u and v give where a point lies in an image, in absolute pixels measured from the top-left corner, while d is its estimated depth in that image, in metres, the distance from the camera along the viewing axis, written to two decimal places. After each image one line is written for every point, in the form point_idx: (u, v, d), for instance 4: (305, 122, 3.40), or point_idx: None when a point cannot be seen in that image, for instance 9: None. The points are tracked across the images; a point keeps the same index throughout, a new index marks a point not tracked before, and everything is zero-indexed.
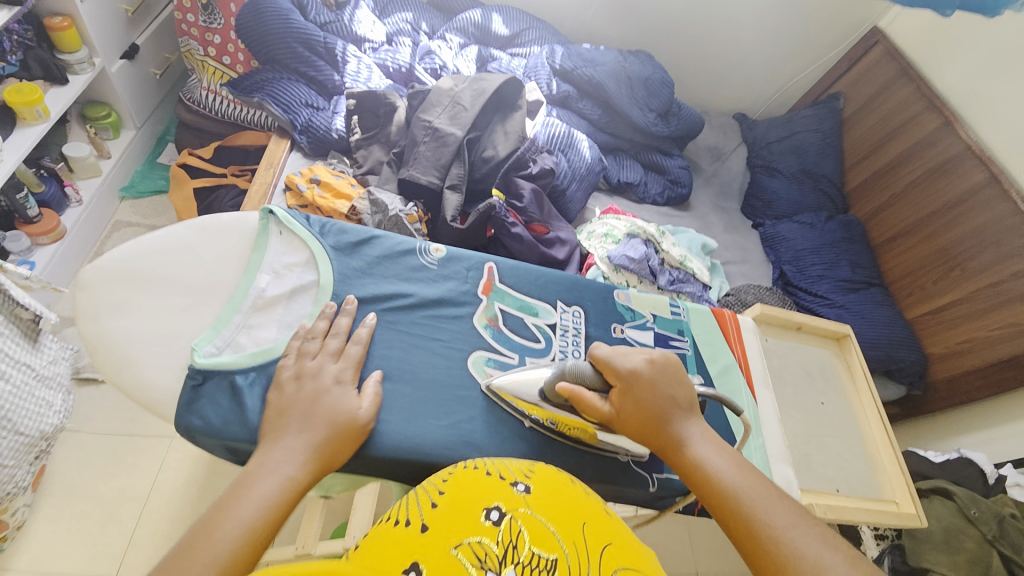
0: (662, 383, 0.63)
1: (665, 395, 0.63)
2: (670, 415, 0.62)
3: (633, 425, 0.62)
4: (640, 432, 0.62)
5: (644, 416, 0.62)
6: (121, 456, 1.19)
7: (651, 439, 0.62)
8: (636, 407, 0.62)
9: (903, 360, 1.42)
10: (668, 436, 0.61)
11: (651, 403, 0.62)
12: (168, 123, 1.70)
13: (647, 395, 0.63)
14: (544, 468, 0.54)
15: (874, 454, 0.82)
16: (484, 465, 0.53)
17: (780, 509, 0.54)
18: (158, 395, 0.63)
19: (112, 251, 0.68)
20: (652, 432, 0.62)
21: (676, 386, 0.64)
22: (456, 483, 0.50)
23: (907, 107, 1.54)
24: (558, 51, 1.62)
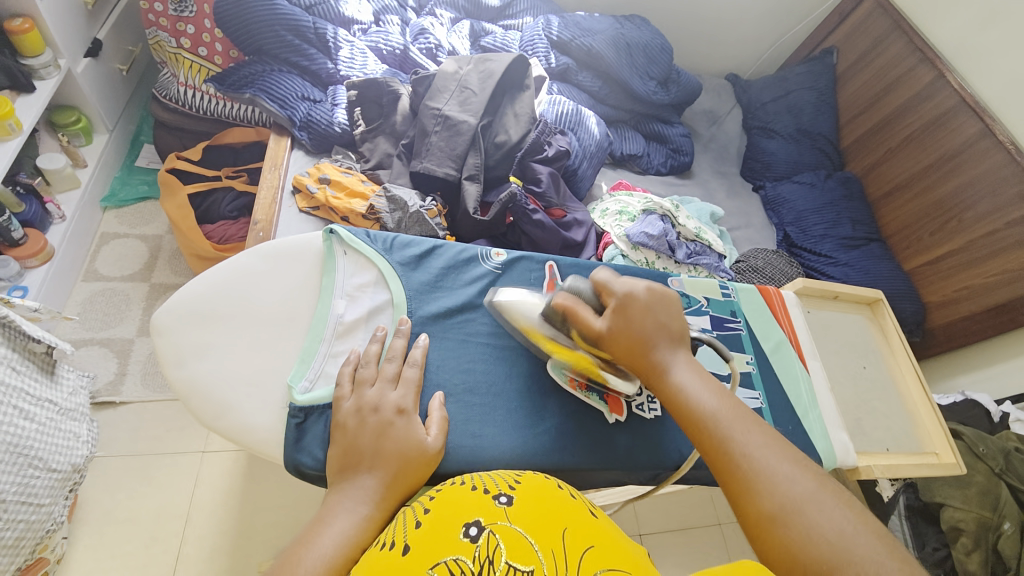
0: (658, 310, 0.60)
1: (655, 321, 0.60)
2: (662, 340, 0.59)
3: (620, 347, 0.60)
4: (626, 355, 0.60)
5: (629, 339, 0.59)
6: (154, 477, 1.17)
7: (637, 360, 0.59)
8: (627, 331, 0.60)
9: (904, 312, 1.43)
10: (656, 354, 0.59)
11: (643, 328, 0.60)
12: (140, 122, 1.58)
13: (637, 319, 0.60)
14: (532, 474, 0.56)
15: (914, 411, 0.93)
16: (473, 479, 0.54)
17: (754, 434, 0.52)
18: (263, 436, 0.62)
19: (184, 293, 0.67)
20: (639, 353, 0.59)
21: (669, 314, 0.61)
22: (442, 500, 0.50)
23: (900, 62, 1.51)
24: (554, 20, 1.52)
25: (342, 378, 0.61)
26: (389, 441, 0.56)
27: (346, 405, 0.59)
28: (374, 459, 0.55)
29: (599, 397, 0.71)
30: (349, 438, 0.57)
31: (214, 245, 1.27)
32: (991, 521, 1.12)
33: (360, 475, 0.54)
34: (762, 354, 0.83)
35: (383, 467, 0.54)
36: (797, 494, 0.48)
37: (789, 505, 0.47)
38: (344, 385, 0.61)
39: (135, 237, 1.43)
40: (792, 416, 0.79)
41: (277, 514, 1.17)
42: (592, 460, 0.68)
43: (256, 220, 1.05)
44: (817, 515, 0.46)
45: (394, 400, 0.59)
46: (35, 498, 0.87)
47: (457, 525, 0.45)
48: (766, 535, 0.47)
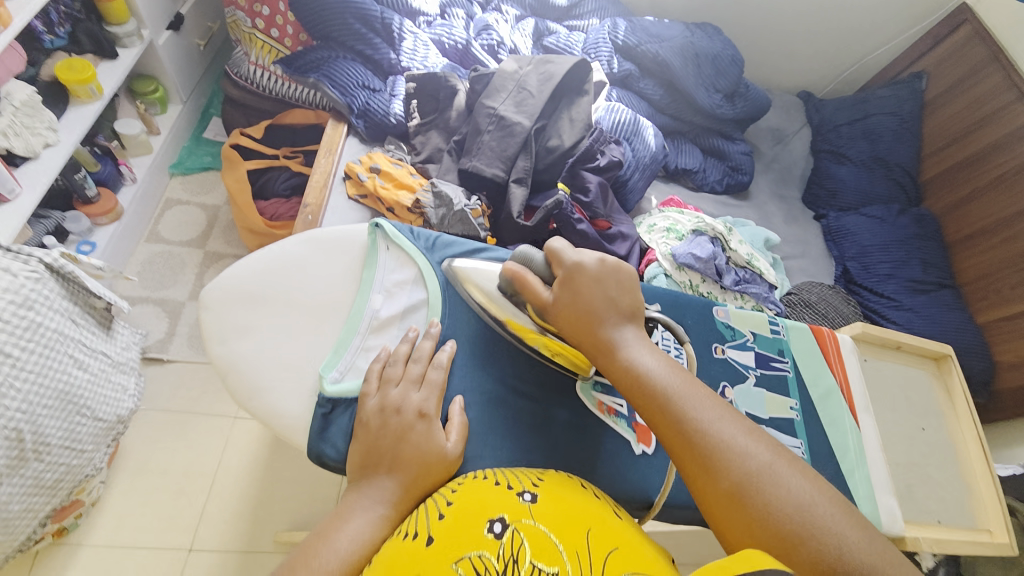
0: (607, 283, 0.59)
1: (603, 296, 0.58)
2: (612, 314, 0.58)
3: (570, 320, 0.58)
4: (573, 329, 0.58)
5: (578, 314, 0.57)
6: (188, 434, 1.23)
7: (584, 335, 0.57)
8: (574, 304, 0.58)
9: (969, 369, 1.30)
10: (606, 333, 0.56)
11: (591, 303, 0.58)
12: (211, 96, 1.65)
13: (585, 295, 0.58)
14: (553, 474, 0.54)
15: (972, 483, 0.84)
16: (496, 474, 0.52)
17: (707, 405, 0.51)
18: (291, 422, 0.63)
19: (233, 271, 0.70)
20: (587, 329, 0.57)
21: (618, 287, 0.59)
22: (464, 493, 0.49)
23: (997, 95, 1.37)
24: (621, 24, 1.47)
25: (371, 375, 0.62)
26: (409, 445, 0.55)
27: (371, 402, 0.59)
28: (394, 462, 0.54)
29: (627, 425, 0.69)
30: (373, 437, 0.57)
31: (266, 221, 1.32)
32: None
33: (378, 475, 0.54)
34: (808, 401, 0.77)
35: (402, 471, 0.54)
36: (759, 459, 0.47)
37: (752, 472, 0.46)
38: (372, 382, 0.61)
39: (196, 205, 1.51)
40: (834, 471, 0.73)
41: (294, 488, 1.21)
42: (615, 492, 0.65)
43: (307, 202, 1.08)
44: (779, 483, 0.46)
45: (416, 403, 0.59)
46: (79, 444, 0.93)
47: (480, 521, 0.44)
48: (723, 509, 0.46)
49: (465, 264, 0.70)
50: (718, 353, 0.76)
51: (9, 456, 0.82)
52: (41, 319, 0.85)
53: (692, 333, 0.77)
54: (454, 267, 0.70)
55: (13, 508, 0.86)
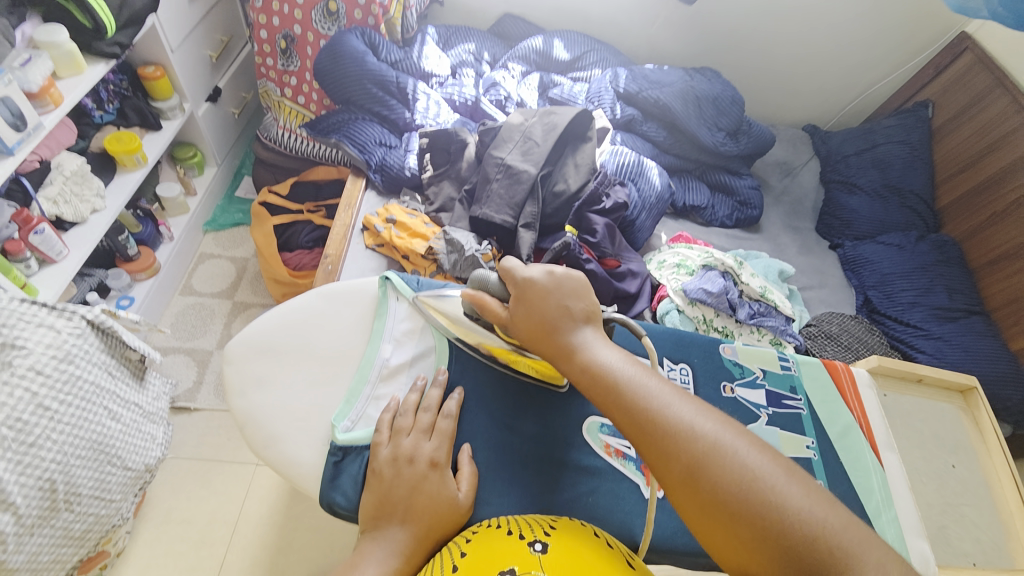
0: (557, 293, 0.61)
1: (557, 304, 0.60)
2: (564, 316, 0.60)
3: (527, 328, 0.61)
4: (531, 336, 0.61)
5: (534, 322, 0.60)
6: (211, 480, 1.26)
7: (540, 340, 0.60)
8: (527, 314, 0.61)
9: (1009, 400, 1.23)
10: (562, 336, 0.59)
11: (545, 310, 0.61)
12: (243, 157, 1.79)
13: (539, 302, 0.61)
14: (567, 523, 0.54)
15: (1008, 521, 0.80)
16: (510, 523, 0.52)
17: (661, 392, 0.51)
18: (304, 471, 0.65)
19: (254, 325, 0.74)
20: (543, 335, 0.60)
21: (567, 294, 0.61)
22: (479, 544, 0.49)
23: (1005, 121, 1.37)
24: (622, 73, 1.55)
25: (382, 424, 0.63)
26: (422, 494, 0.57)
27: (383, 451, 0.61)
28: (408, 512, 0.56)
29: (635, 467, 0.68)
30: (385, 487, 0.58)
31: (290, 271, 1.39)
32: None
33: (391, 526, 0.55)
34: (826, 439, 0.75)
35: (416, 521, 0.55)
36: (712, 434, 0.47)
37: (705, 449, 0.46)
38: (383, 431, 0.63)
39: (226, 258, 1.60)
40: (861, 514, 0.70)
41: (314, 535, 1.20)
42: (628, 538, 0.64)
43: (328, 253, 1.15)
44: (732, 457, 0.46)
45: (428, 452, 0.60)
46: (108, 494, 0.96)
47: (492, 573, 0.43)
48: (682, 490, 0.46)
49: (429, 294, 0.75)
50: (726, 391, 0.75)
51: (42, 507, 0.85)
52: (80, 372, 0.91)
53: (700, 371, 0.77)
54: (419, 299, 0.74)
55: (43, 560, 0.88)
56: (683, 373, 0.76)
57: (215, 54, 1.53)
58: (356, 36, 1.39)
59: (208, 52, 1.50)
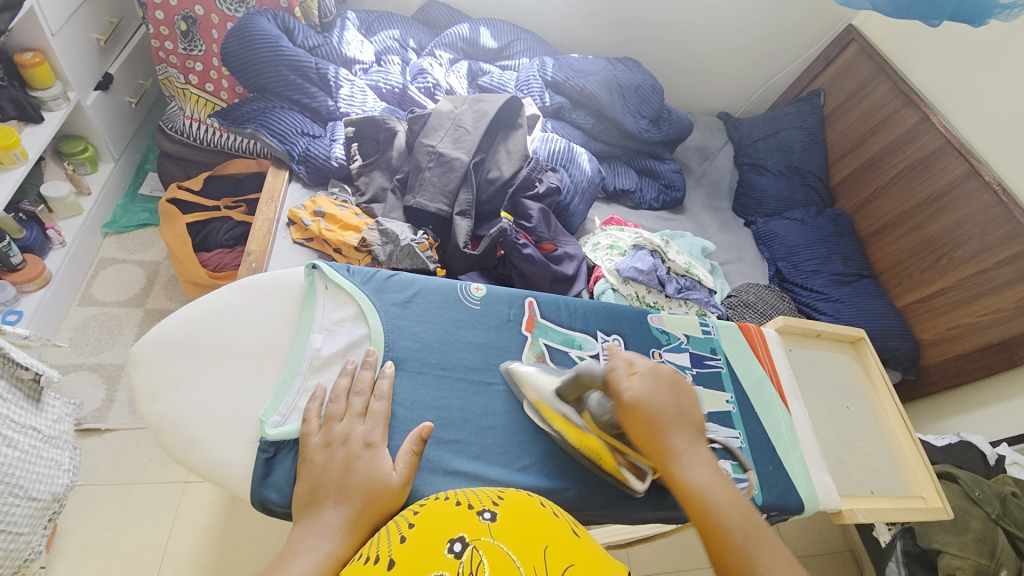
0: (678, 387, 0.62)
1: (675, 401, 0.60)
2: (682, 428, 0.59)
3: (636, 425, 0.59)
4: (641, 433, 0.59)
5: (647, 416, 0.59)
6: (132, 505, 1.15)
7: (652, 442, 0.58)
8: (645, 403, 0.59)
9: (897, 349, 1.40)
10: (676, 444, 0.58)
11: (663, 407, 0.59)
12: (146, 151, 1.62)
13: (656, 398, 0.60)
14: (515, 493, 0.56)
15: (900, 453, 0.90)
16: (458, 494, 0.53)
17: (769, 546, 0.52)
18: (231, 472, 0.61)
19: (162, 325, 0.68)
20: (657, 438, 0.58)
21: (691, 398, 0.61)
22: (427, 515, 0.49)
23: (885, 104, 1.55)
24: (549, 62, 1.58)
25: (310, 414, 0.62)
26: (356, 475, 0.56)
27: (314, 440, 0.59)
28: (342, 492, 0.55)
29: None
30: (317, 473, 0.56)
31: (209, 273, 1.29)
32: (989, 569, 1.04)
33: (325, 509, 0.53)
34: (743, 393, 0.83)
35: (349, 502, 0.54)
36: None
37: None
38: (312, 421, 0.61)
39: (133, 263, 1.46)
40: (772, 456, 0.78)
41: (259, 550, 1.14)
42: (569, 502, 0.68)
43: (250, 250, 1.07)
44: None
45: (361, 434, 0.60)
46: (14, 528, 0.85)
47: (441, 542, 0.44)
48: None
49: (525, 370, 0.72)
50: (655, 357, 0.81)
51: None
52: None
53: (630, 340, 0.82)
54: (511, 370, 0.73)
55: None
56: (615, 344, 0.81)
57: (105, 37, 1.37)
58: (267, 19, 1.30)
59: (94, 34, 1.34)
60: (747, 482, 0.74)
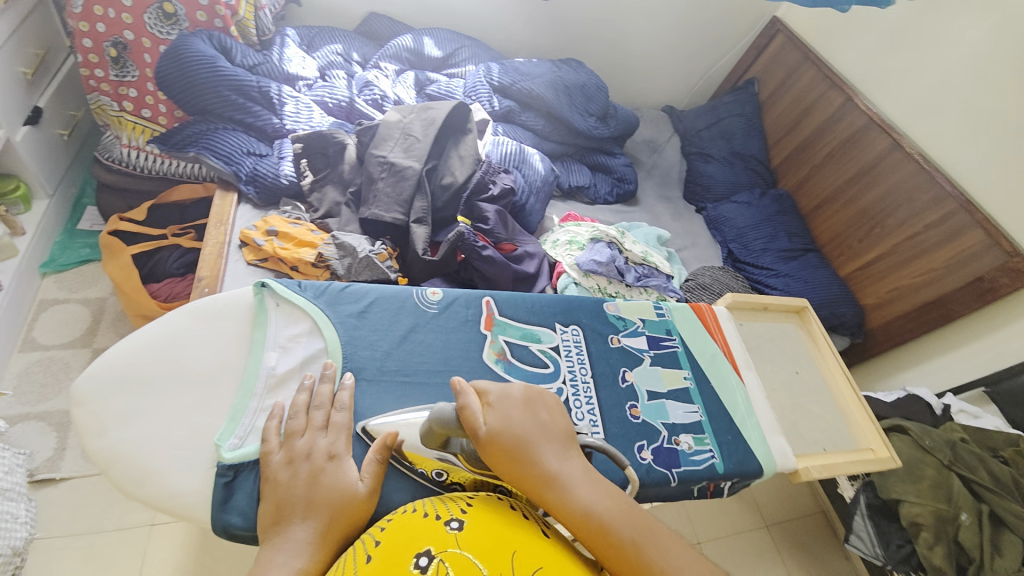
0: (536, 403, 0.59)
1: (533, 421, 0.57)
2: (551, 447, 0.56)
3: (500, 457, 0.55)
4: (506, 466, 0.54)
5: (507, 447, 0.54)
6: (97, 554, 1.09)
7: (522, 474, 0.54)
8: (505, 434, 0.55)
9: (844, 315, 1.49)
10: (547, 467, 0.54)
11: (524, 430, 0.56)
12: (83, 184, 1.56)
13: (515, 424, 0.56)
14: (483, 496, 0.56)
15: (848, 411, 0.96)
16: (424, 505, 0.53)
17: (668, 547, 0.49)
18: (190, 500, 0.60)
19: (104, 357, 0.66)
20: (522, 464, 0.54)
21: (548, 411, 0.59)
22: (394, 530, 0.50)
23: (813, 88, 1.65)
24: (495, 67, 1.60)
25: (269, 432, 0.61)
26: (323, 488, 0.56)
27: (276, 458, 0.59)
28: (310, 506, 0.54)
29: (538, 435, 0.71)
30: (281, 492, 0.56)
31: (160, 304, 1.23)
32: (947, 513, 1.09)
33: (293, 525, 0.53)
34: (699, 369, 0.87)
35: (318, 515, 0.53)
36: None
37: None
38: (272, 440, 0.61)
39: (77, 301, 1.39)
40: (730, 426, 0.83)
41: None
42: None
43: (200, 276, 1.04)
44: None
45: (325, 446, 0.60)
46: None
47: (408, 556, 0.45)
48: None
49: (380, 422, 0.65)
50: (613, 342, 0.85)
51: None
52: None
53: (589, 329, 0.86)
54: (367, 429, 0.65)
55: None
56: (575, 334, 0.84)
57: (32, 70, 1.30)
58: (202, 39, 1.27)
59: (20, 68, 1.27)
60: (707, 453, 0.79)
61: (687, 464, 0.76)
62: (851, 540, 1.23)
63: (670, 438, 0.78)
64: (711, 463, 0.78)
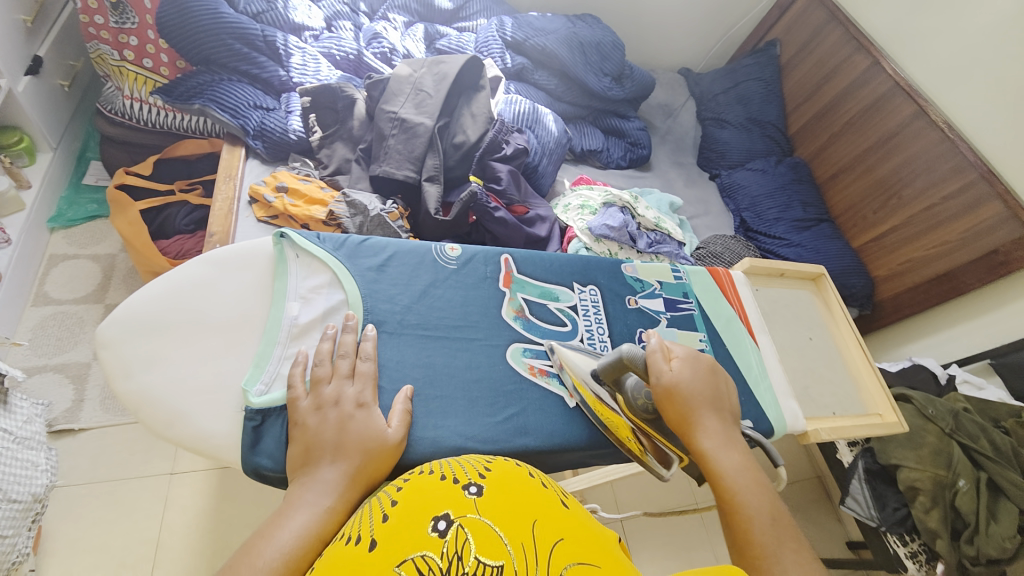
0: (715, 378, 0.65)
1: (711, 390, 0.64)
2: (718, 417, 0.61)
3: (672, 404, 0.62)
4: (675, 413, 0.62)
5: (681, 398, 0.62)
6: (120, 501, 1.13)
7: (686, 425, 0.61)
8: (683, 388, 0.62)
9: (854, 286, 1.49)
10: (707, 426, 0.60)
11: (699, 394, 0.62)
12: (85, 138, 1.52)
13: (694, 386, 0.63)
14: (502, 460, 0.53)
15: (859, 377, 0.97)
16: (441, 467, 0.50)
17: (796, 533, 0.50)
18: (219, 442, 0.61)
19: (127, 303, 0.66)
20: (692, 418, 0.61)
21: (725, 388, 0.65)
22: (411, 491, 0.46)
23: (838, 50, 1.58)
24: (507, 21, 1.53)
25: (295, 379, 0.62)
26: (351, 433, 0.57)
27: (304, 404, 0.60)
28: (337, 450, 0.55)
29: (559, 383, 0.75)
30: (310, 435, 0.57)
31: (171, 260, 1.23)
32: (946, 480, 1.11)
33: (322, 467, 0.54)
34: (715, 331, 0.88)
35: (346, 458, 0.55)
36: None
37: None
38: (298, 386, 0.61)
39: (86, 258, 1.38)
40: (744, 387, 0.83)
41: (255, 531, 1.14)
42: (557, 443, 0.71)
43: (212, 232, 1.03)
44: None
45: (353, 394, 0.61)
46: None
47: (424, 520, 0.41)
48: None
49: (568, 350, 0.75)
50: (631, 303, 0.85)
51: None
52: None
53: (606, 290, 0.85)
54: (555, 350, 0.76)
55: None
56: (593, 294, 0.84)
57: (31, 17, 1.25)
58: None
59: (20, 15, 1.22)
60: None
61: None
62: (846, 503, 1.23)
63: None
64: None
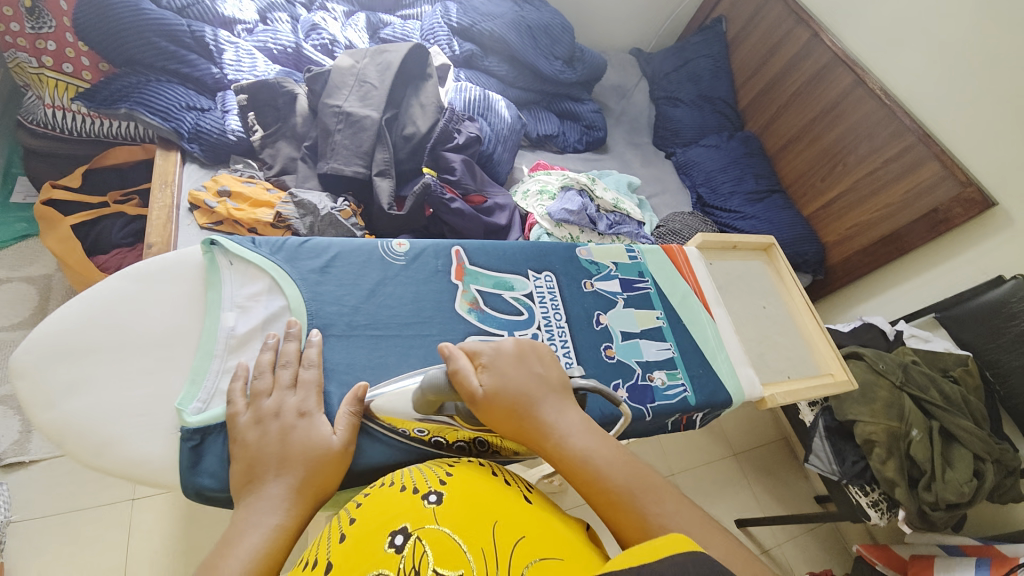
0: (529, 360, 0.58)
1: (531, 377, 0.56)
2: (552, 401, 0.55)
3: (500, 415, 0.53)
4: (505, 421, 0.53)
5: (507, 403, 0.53)
6: (79, 533, 1.07)
7: (523, 427, 0.53)
8: (505, 391, 0.54)
9: (806, 254, 1.55)
10: (546, 421, 0.53)
11: (519, 388, 0.55)
12: (9, 153, 1.41)
13: (513, 383, 0.55)
14: (467, 463, 0.52)
15: (811, 341, 1.00)
16: (404, 476, 0.49)
17: (661, 493, 0.48)
18: (157, 467, 0.58)
19: (44, 328, 0.62)
20: (525, 417, 0.53)
21: (543, 364, 0.58)
22: (371, 506, 0.45)
23: (780, 25, 1.62)
24: (452, 7, 1.49)
25: (235, 394, 0.59)
26: (295, 443, 0.55)
27: (243, 419, 0.57)
28: (282, 463, 0.54)
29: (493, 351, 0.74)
30: (253, 451, 0.55)
31: None
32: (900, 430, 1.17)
33: (267, 483, 0.52)
34: (670, 308, 0.89)
35: (291, 472, 0.53)
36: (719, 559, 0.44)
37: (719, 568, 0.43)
38: (238, 400, 0.59)
39: (19, 280, 1.29)
40: (701, 360, 0.85)
41: None
42: None
43: (150, 243, 0.96)
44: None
45: (294, 404, 0.59)
46: None
47: (382, 534, 0.40)
48: None
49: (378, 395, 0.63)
50: (586, 286, 0.86)
51: None
52: None
53: (561, 275, 0.86)
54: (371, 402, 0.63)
55: None
56: (547, 280, 0.85)
57: None
58: None
59: None
60: (680, 386, 0.81)
61: (661, 398, 0.79)
62: (810, 460, 1.28)
63: (645, 375, 0.80)
64: (683, 396, 0.80)
